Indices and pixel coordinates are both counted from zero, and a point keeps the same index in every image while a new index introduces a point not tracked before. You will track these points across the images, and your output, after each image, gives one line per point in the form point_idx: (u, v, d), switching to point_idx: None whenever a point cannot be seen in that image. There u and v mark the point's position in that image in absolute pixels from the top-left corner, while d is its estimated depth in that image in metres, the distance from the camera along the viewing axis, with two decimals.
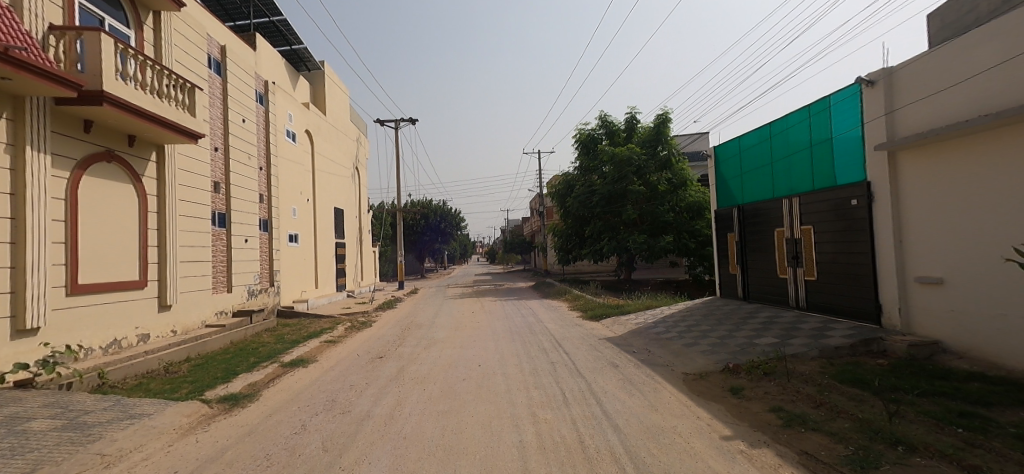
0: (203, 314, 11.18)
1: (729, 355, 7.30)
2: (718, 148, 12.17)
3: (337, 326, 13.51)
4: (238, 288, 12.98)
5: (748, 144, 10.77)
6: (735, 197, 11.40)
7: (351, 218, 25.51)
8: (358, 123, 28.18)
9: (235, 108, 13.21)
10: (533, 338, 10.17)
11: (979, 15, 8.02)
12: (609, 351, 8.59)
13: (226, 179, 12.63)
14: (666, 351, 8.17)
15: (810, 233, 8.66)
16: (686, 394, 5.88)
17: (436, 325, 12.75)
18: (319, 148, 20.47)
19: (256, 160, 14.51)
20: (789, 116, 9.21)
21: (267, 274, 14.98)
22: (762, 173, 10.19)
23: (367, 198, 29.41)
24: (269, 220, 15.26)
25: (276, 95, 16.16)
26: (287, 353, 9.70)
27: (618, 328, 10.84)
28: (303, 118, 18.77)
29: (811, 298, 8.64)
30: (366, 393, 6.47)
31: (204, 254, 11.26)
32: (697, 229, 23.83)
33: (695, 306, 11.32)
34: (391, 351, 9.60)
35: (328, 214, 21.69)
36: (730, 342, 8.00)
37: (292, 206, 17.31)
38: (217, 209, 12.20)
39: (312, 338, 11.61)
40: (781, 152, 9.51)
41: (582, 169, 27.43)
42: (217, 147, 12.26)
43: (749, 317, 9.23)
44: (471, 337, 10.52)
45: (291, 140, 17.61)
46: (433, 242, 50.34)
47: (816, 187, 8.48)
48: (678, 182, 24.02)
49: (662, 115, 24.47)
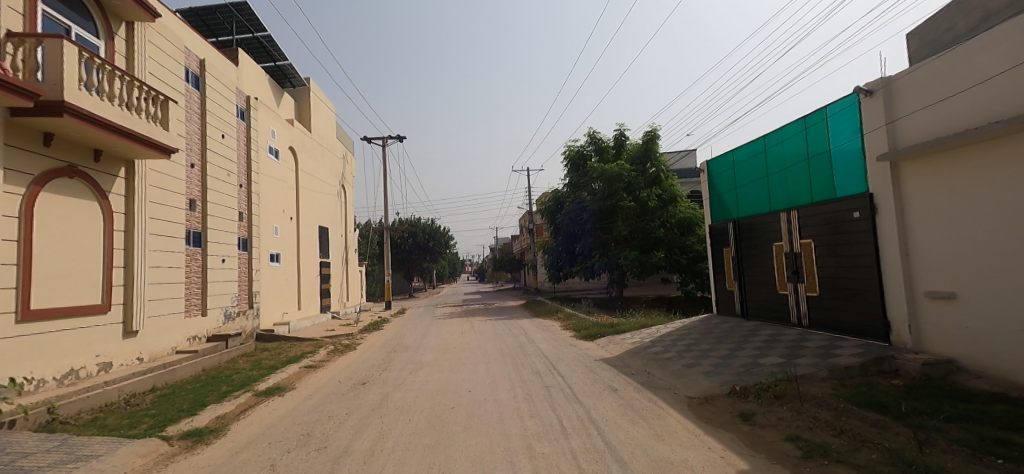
0: (173, 340, 10.49)
1: (734, 376, 6.89)
2: (711, 162, 12.01)
3: (319, 349, 12.83)
4: (213, 311, 12.30)
5: (741, 157, 10.60)
6: (730, 211, 11.18)
7: (336, 237, 24.87)
8: (344, 141, 27.80)
9: (215, 124, 12.74)
10: (525, 360, 9.68)
11: (958, 32, 8.04)
12: (606, 374, 8.13)
13: (203, 196, 12.08)
14: (667, 373, 7.74)
15: (810, 247, 8.40)
16: (693, 421, 5.44)
17: (424, 348, 12.17)
18: (303, 165, 19.99)
19: (236, 176, 13.98)
20: (784, 129, 9.06)
21: (246, 296, 14.28)
22: (758, 186, 9.98)
23: (354, 216, 28.83)
24: (249, 239, 14.66)
25: (259, 111, 15.73)
26: (263, 380, 9.07)
27: (614, 348, 10.40)
28: (286, 134, 18.33)
29: (814, 315, 8.32)
30: (344, 426, 5.91)
31: (176, 276, 10.63)
32: (689, 245, 23.63)
33: (693, 324, 10.94)
34: (375, 376, 9.02)
35: (313, 233, 21.06)
36: (733, 362, 7.60)
37: (274, 225, 16.71)
38: (192, 228, 11.60)
39: (292, 363, 10.95)
40: (777, 164, 9.34)
41: (571, 185, 27.28)
42: (194, 163, 11.75)
43: (751, 335, 8.86)
44: (460, 360, 9.99)
45: (275, 156, 17.13)
46: (421, 261, 49.58)
47: (815, 200, 8.27)
48: (668, 198, 24.00)
49: (650, 132, 24.63)
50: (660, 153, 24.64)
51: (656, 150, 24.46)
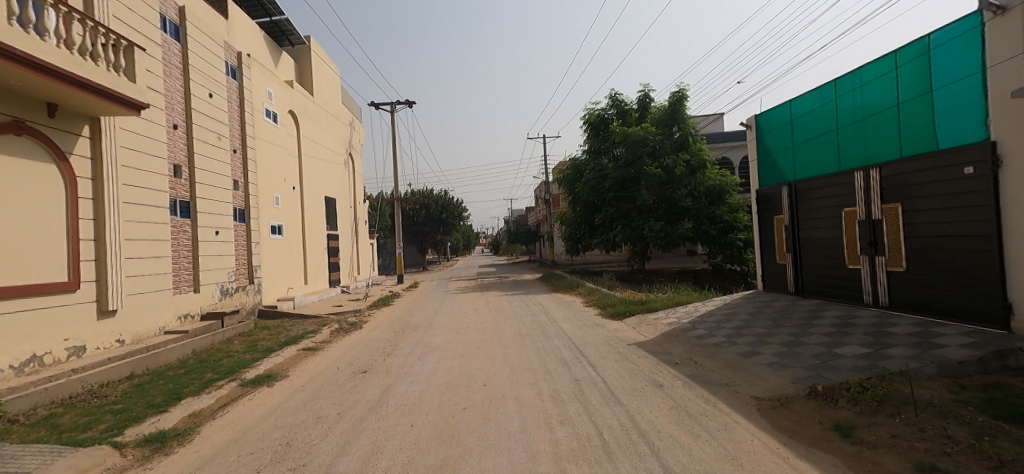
0: (161, 320, 9.62)
1: (807, 370, 5.59)
2: (760, 117, 10.38)
3: (322, 328, 11.90)
4: (207, 287, 11.38)
5: (802, 109, 8.97)
6: (785, 172, 9.61)
7: (344, 208, 23.85)
8: (351, 107, 26.40)
9: (199, 81, 11.48)
10: (548, 344, 8.53)
11: None
12: (644, 363, 6.91)
13: (189, 162, 10.98)
14: (719, 364, 6.47)
15: (894, 213, 6.84)
16: (773, 436, 4.18)
17: (434, 327, 11.15)
18: (305, 131, 18.73)
19: (228, 141, 12.83)
20: (864, 68, 7.39)
21: (245, 271, 13.37)
22: (823, 142, 8.40)
23: (363, 187, 27.70)
24: (246, 210, 13.62)
25: (252, 70, 14.39)
26: (254, 366, 8.13)
27: (648, 330, 9.19)
28: (285, 97, 17.02)
29: (896, 294, 6.88)
30: (331, 433, 4.82)
31: (159, 249, 9.65)
32: (718, 214, 22.04)
33: (737, 303, 9.61)
34: (377, 362, 7.97)
35: (318, 204, 20.03)
36: (801, 351, 6.28)
37: (274, 195, 15.65)
38: (178, 197, 10.55)
39: (290, 345, 10.02)
40: (850, 114, 7.73)
41: (590, 152, 25.61)
42: (177, 124, 10.62)
43: (814, 318, 7.51)
44: (474, 343, 8.91)
45: (273, 121, 15.90)
46: (434, 234, 48.56)
47: (903, 154, 6.70)
48: (696, 164, 22.30)
49: (678, 92, 22.79)
50: (688, 115, 22.85)
51: (683, 112, 22.69)
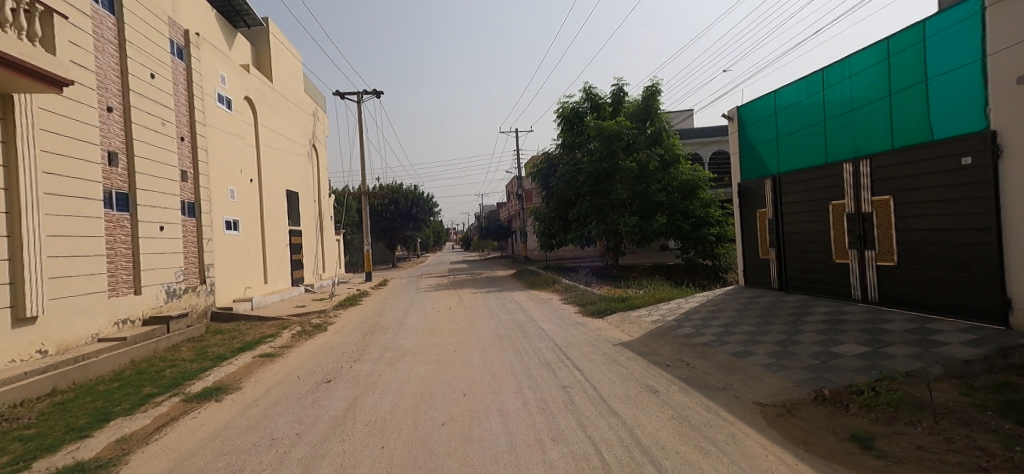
0: (94, 326, 8.52)
1: (808, 372, 5.29)
2: (743, 109, 10.18)
3: (282, 331, 10.97)
4: (151, 289, 10.26)
5: (787, 100, 8.78)
6: (769, 166, 9.43)
7: (308, 203, 22.58)
8: (314, 95, 25.00)
9: (139, 59, 10.26)
10: (529, 345, 8.03)
11: None
12: (634, 366, 6.50)
13: (128, 149, 9.80)
14: (713, 365, 6.13)
15: (885, 206, 6.69)
16: (787, 449, 3.80)
17: (406, 328, 10.44)
18: (263, 118, 17.45)
19: (175, 126, 11.63)
20: (854, 57, 7.19)
21: (195, 270, 12.22)
22: (810, 134, 8.23)
23: (327, 181, 26.38)
24: (197, 203, 12.45)
25: (201, 50, 13.13)
26: (202, 377, 7.23)
27: (632, 329, 8.83)
28: (240, 82, 15.72)
29: (887, 290, 6.73)
30: (288, 460, 4.11)
31: (91, 247, 8.53)
32: (691, 209, 22.19)
33: (720, 299, 9.40)
34: (344, 370, 7.23)
35: (278, 198, 18.78)
36: (796, 351, 6.00)
37: (229, 187, 14.44)
38: (115, 188, 9.38)
39: (245, 351, 9.10)
40: (838, 105, 7.55)
41: (565, 146, 25.23)
42: (113, 107, 9.43)
43: (803, 315, 7.31)
44: (451, 346, 8.29)
45: (227, 106, 14.65)
46: (404, 229, 47.26)
47: (896, 146, 6.52)
48: (670, 159, 22.32)
49: (652, 86, 22.70)
50: (661, 110, 22.82)
51: (657, 107, 22.64)
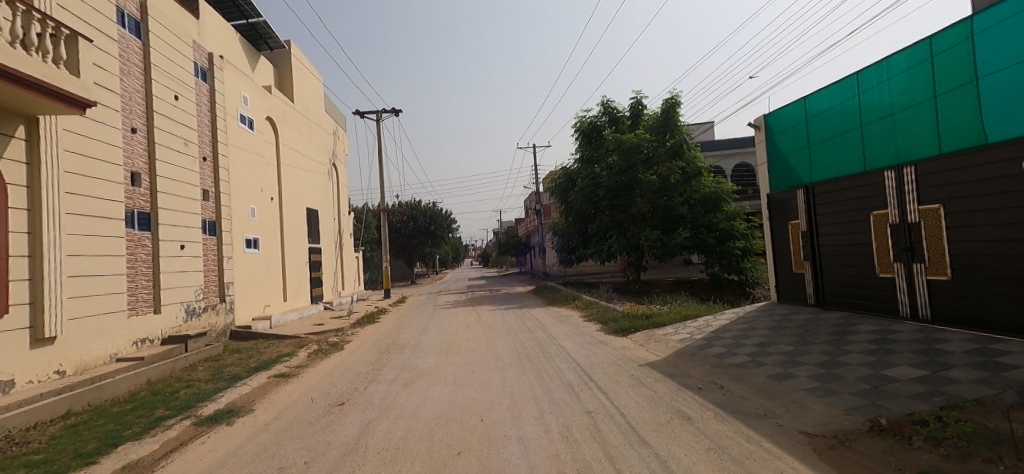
0: (113, 345, 8.53)
1: (860, 398, 4.78)
2: (770, 117, 9.79)
3: (299, 350, 10.84)
4: (170, 308, 10.30)
5: (818, 107, 8.37)
6: (801, 175, 8.97)
7: (327, 221, 22.81)
8: (334, 116, 25.53)
9: (163, 82, 10.53)
10: (550, 366, 7.66)
11: None
12: (663, 389, 6.06)
13: (151, 170, 9.98)
14: (750, 388, 5.65)
15: (933, 215, 6.19)
16: None
17: (423, 347, 10.20)
18: (284, 138, 17.77)
19: (197, 147, 11.86)
20: (890, 59, 6.79)
21: (215, 288, 12.29)
22: (844, 141, 7.78)
23: (347, 199, 26.69)
24: (218, 222, 12.60)
25: (225, 73, 13.47)
26: (215, 399, 7.09)
27: (658, 348, 8.39)
28: (262, 103, 16.07)
29: (940, 306, 6.17)
30: None
31: (111, 266, 8.58)
32: (715, 223, 21.56)
33: (752, 316, 8.88)
34: (358, 391, 6.99)
35: (298, 216, 18.99)
36: (843, 373, 5.49)
37: (250, 206, 14.63)
38: (137, 207, 9.51)
39: (261, 370, 8.98)
40: (875, 110, 7.12)
41: (583, 160, 24.99)
42: (137, 128, 9.63)
43: (846, 333, 6.78)
44: (468, 367, 7.99)
45: (249, 127, 14.95)
46: (423, 246, 47.40)
47: (943, 151, 6.05)
48: (691, 171, 21.84)
49: (671, 99, 22.41)
50: (681, 122, 22.43)
51: (677, 119, 22.28)
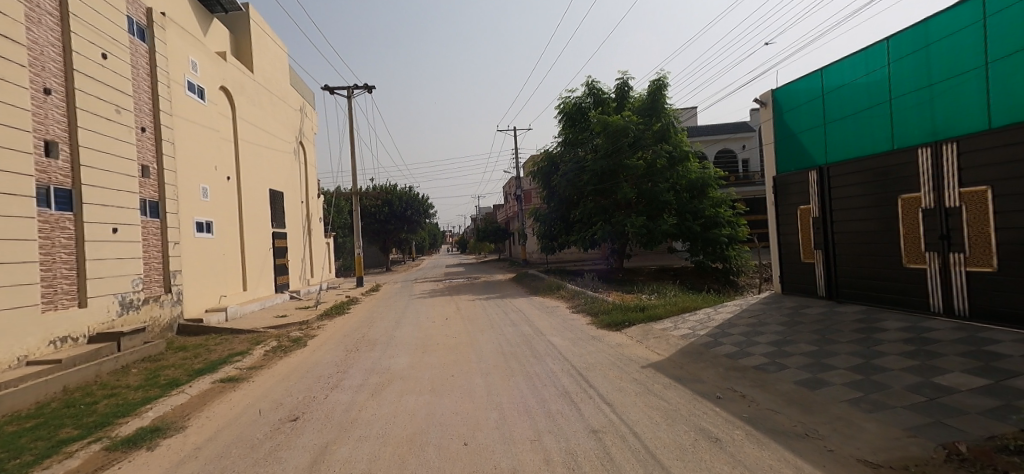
0: (25, 345, 7.13)
1: (918, 414, 4.00)
2: (781, 92, 8.96)
3: (255, 347, 9.61)
4: (100, 301, 8.89)
5: (839, 78, 7.55)
6: (815, 156, 8.21)
7: (294, 203, 21.19)
8: (301, 90, 23.71)
9: (87, 36, 8.92)
10: (542, 368, 6.76)
11: None
12: (677, 400, 5.18)
13: (72, 139, 8.44)
14: (778, 399, 4.83)
15: (977, 198, 5.45)
16: None
17: (396, 344, 9.14)
18: (242, 111, 16.08)
19: (133, 115, 10.29)
20: (932, 21, 5.95)
21: (157, 278, 10.85)
22: (869, 117, 7.01)
23: (316, 180, 24.98)
24: (160, 203, 11.09)
25: (168, 32, 11.78)
26: (141, 413, 5.84)
27: (659, 345, 7.59)
28: (216, 70, 14.38)
29: (980, 301, 5.49)
30: None
31: (19, 253, 7.13)
32: (701, 209, 21.03)
33: (759, 311, 8.16)
34: (317, 403, 5.89)
35: (260, 198, 17.42)
36: (887, 381, 4.71)
37: (201, 185, 13.08)
38: (53, 184, 8.00)
39: (206, 373, 7.74)
40: (908, 80, 6.33)
41: (566, 143, 23.98)
42: (51, 89, 8.05)
43: (874, 331, 6.07)
44: (448, 369, 7.00)
45: (199, 96, 13.31)
46: (399, 232, 45.77)
47: (994, 125, 5.26)
48: (678, 156, 21.13)
49: (659, 80, 21.53)
50: (668, 105, 21.63)
51: (664, 102, 21.39)
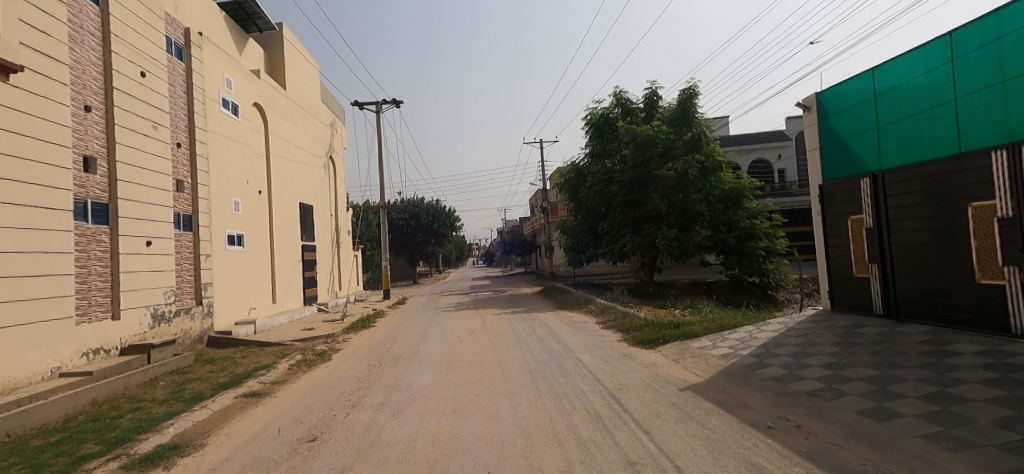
0: (59, 357, 7.25)
1: (1014, 455, 3.39)
2: (827, 95, 8.39)
3: (280, 361, 9.57)
4: (133, 313, 9.05)
5: (892, 78, 6.96)
6: (867, 162, 7.58)
7: (323, 217, 21.55)
8: (332, 107, 24.32)
9: (127, 55, 9.25)
10: (570, 389, 6.35)
11: None
12: (721, 429, 4.67)
13: (110, 154, 8.70)
14: (840, 431, 4.27)
15: None
16: None
17: (420, 360, 8.90)
18: (274, 127, 16.50)
19: (169, 132, 10.60)
20: (998, 13, 5.37)
21: (189, 290, 11.04)
22: (927, 119, 6.39)
23: (345, 194, 25.42)
24: (193, 216, 11.33)
25: (204, 51, 12.20)
26: (162, 429, 5.75)
27: (697, 366, 7.06)
28: (249, 88, 14.82)
29: None
30: None
31: (56, 265, 7.30)
32: (736, 221, 20.17)
33: (808, 330, 7.52)
34: (336, 422, 5.66)
35: (291, 211, 17.75)
36: (968, 414, 4.05)
37: (233, 199, 13.38)
38: (90, 198, 8.23)
39: (230, 387, 7.69)
40: (971, 78, 5.71)
41: (593, 154, 23.62)
42: (92, 106, 8.35)
43: (947, 354, 5.38)
44: (472, 388, 6.68)
45: (233, 113, 13.71)
46: (426, 245, 46.11)
47: None
48: (711, 166, 20.41)
49: (689, 88, 20.99)
50: (699, 113, 21.02)
51: (695, 111, 20.79)
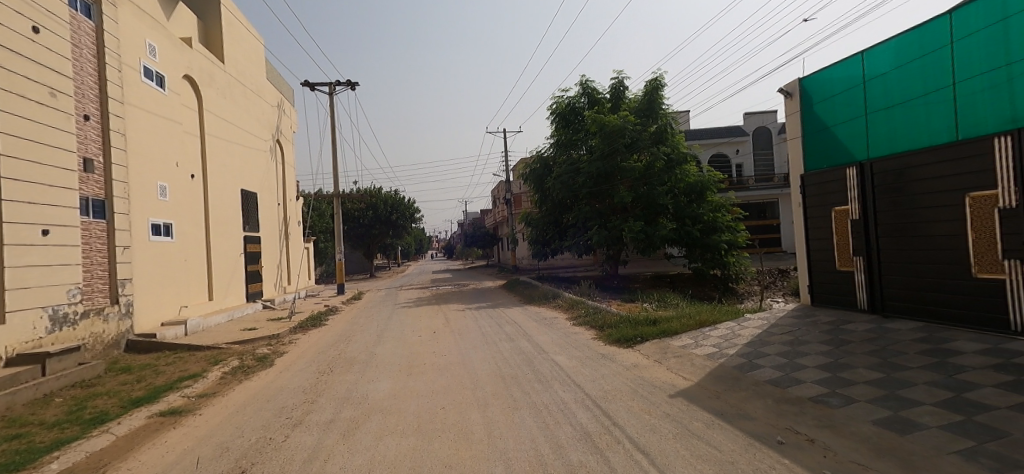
0: None
1: None
2: (813, 81, 8.06)
3: (212, 368, 8.31)
4: (24, 315, 7.50)
5: (884, 63, 6.63)
6: (855, 152, 7.29)
7: (269, 205, 19.78)
8: (279, 86, 22.35)
9: (18, 5, 7.61)
10: (550, 398, 5.63)
11: None
12: (728, 447, 4.08)
13: None
14: (862, 448, 3.76)
15: None
16: None
17: (376, 365, 7.93)
18: (209, 103, 14.72)
19: (74, 101, 8.95)
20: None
21: (101, 287, 9.45)
22: (922, 106, 6.08)
23: (294, 182, 23.53)
24: (103, 201, 9.67)
25: (118, 10, 10.45)
26: (41, 465, 4.52)
27: (683, 367, 6.54)
28: (179, 57, 13.04)
29: None
30: None
31: None
32: (700, 214, 20.23)
33: (794, 327, 7.17)
34: (272, 449, 4.64)
35: (231, 198, 16.01)
36: (1000, 425, 3.62)
37: (158, 182, 11.70)
38: None
39: (145, 404, 6.42)
40: (971, 62, 5.40)
41: (559, 145, 23.06)
42: None
43: (949, 353, 5.06)
44: (437, 399, 5.82)
45: (158, 85, 11.99)
46: (384, 237, 44.22)
47: None
48: (676, 158, 20.30)
49: (655, 80, 20.77)
50: (665, 105, 20.89)
51: (661, 103, 20.65)
